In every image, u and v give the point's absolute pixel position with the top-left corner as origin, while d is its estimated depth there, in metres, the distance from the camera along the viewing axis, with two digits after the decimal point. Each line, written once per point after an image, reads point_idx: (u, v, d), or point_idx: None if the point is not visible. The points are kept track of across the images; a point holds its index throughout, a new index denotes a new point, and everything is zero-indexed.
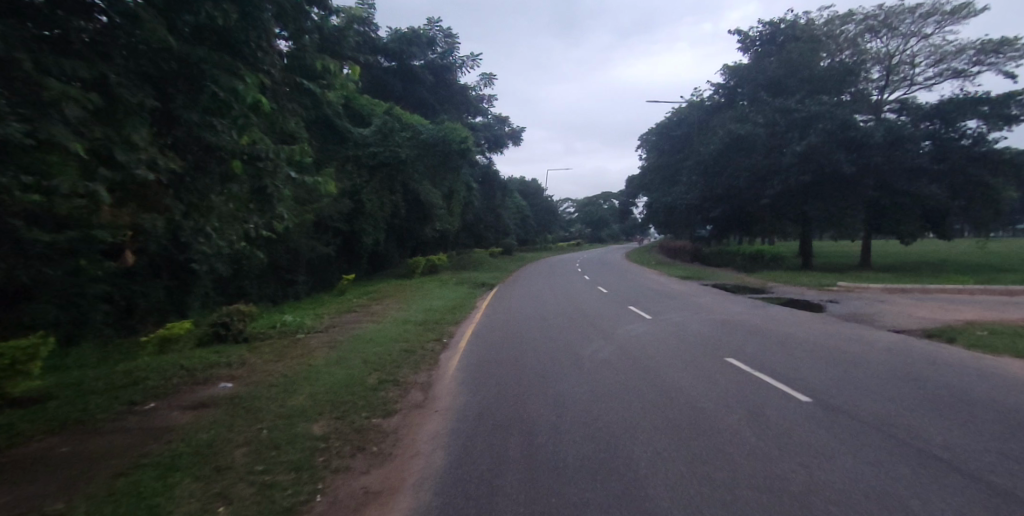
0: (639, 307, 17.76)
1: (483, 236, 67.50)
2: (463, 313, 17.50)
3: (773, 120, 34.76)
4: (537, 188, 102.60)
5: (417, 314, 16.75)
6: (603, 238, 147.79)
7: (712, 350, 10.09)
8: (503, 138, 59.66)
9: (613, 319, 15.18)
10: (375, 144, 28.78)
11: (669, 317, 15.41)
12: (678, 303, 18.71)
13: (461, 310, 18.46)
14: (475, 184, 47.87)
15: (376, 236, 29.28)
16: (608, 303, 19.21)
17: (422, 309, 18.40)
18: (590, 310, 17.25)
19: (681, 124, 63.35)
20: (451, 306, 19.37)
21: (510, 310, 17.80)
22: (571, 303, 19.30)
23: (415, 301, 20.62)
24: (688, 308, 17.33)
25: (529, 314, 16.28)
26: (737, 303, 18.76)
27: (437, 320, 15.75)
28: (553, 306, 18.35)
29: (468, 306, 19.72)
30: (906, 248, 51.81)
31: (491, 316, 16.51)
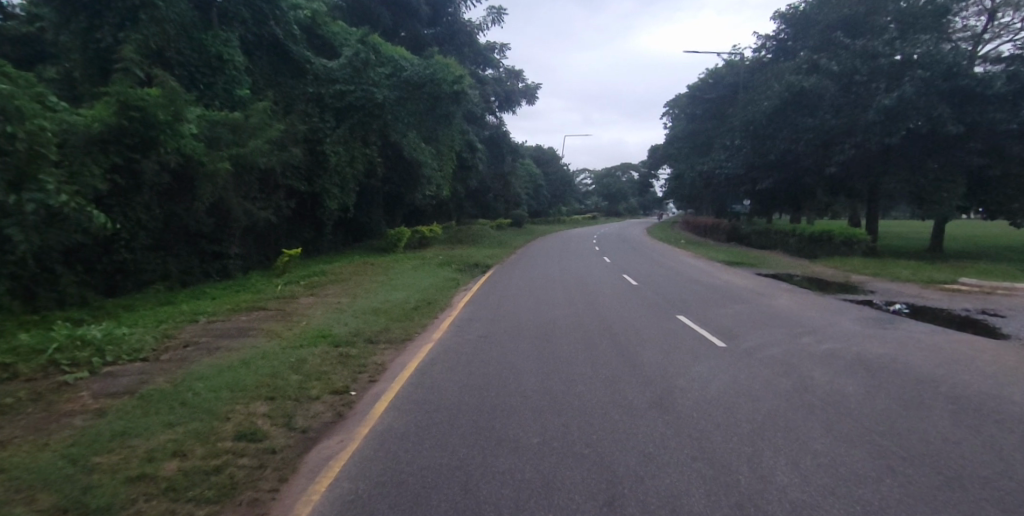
0: (690, 319, 11.74)
1: (489, 204, 61.40)
2: (421, 322, 11.52)
3: (850, 68, 29.05)
4: (552, 156, 95.95)
5: (341, 323, 10.81)
6: (620, 213, 140.56)
7: (981, 512, 3.83)
8: (515, 94, 53.15)
9: (660, 353, 9.04)
10: (343, 81, 23.12)
11: (753, 348, 9.20)
12: (748, 313, 12.50)
13: (426, 312, 12.62)
14: (479, 143, 41.93)
15: (345, 199, 23.45)
16: (641, 310, 13.05)
17: (366, 308, 12.60)
18: (616, 326, 11.11)
19: (717, 85, 56.41)
20: (414, 302, 13.64)
21: (495, 321, 11.77)
22: (586, 308, 13.21)
23: (370, 291, 14.96)
24: (770, 325, 11.14)
25: (522, 336, 10.22)
26: (832, 315, 12.65)
27: (371, 340, 9.75)
28: (560, 315, 12.23)
29: (437, 303, 13.94)
30: (971, 232, 45.40)
31: (462, 334, 10.48)
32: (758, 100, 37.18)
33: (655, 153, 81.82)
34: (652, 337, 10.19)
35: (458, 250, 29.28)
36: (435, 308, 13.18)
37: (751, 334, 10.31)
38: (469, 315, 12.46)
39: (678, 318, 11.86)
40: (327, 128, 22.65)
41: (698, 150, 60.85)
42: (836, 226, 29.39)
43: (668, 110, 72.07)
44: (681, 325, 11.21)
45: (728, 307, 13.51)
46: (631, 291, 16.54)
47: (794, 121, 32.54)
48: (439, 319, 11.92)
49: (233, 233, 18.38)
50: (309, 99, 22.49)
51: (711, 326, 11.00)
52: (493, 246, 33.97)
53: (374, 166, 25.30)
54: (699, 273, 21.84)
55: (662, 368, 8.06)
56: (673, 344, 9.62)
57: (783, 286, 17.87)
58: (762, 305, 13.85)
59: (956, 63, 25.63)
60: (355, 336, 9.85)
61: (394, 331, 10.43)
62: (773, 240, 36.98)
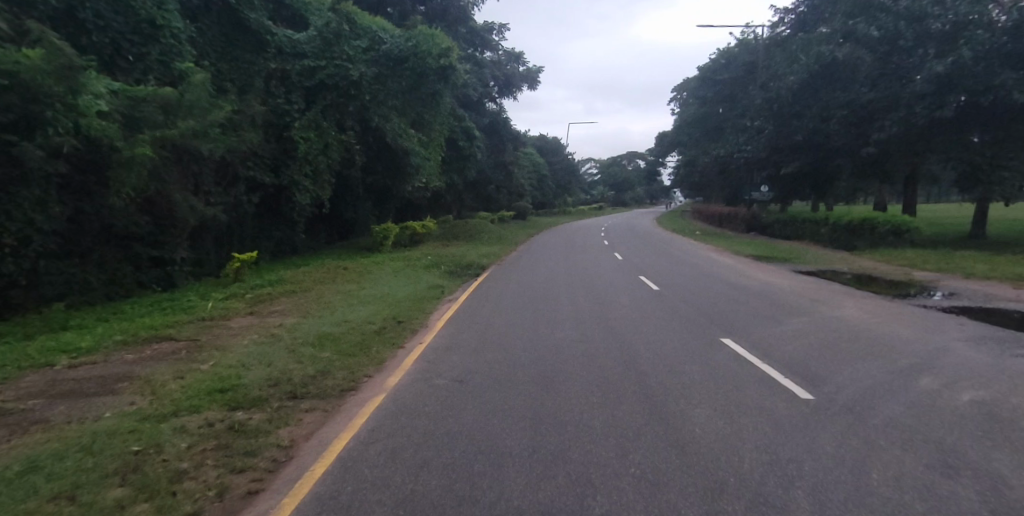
0: (744, 351, 8.63)
1: (491, 196, 58.45)
2: (376, 358, 8.32)
3: (892, 33, 29.16)
4: (557, 144, 92.95)
5: (260, 362, 7.62)
6: (626, 202, 137.06)
7: None
8: (516, 78, 50.08)
9: (730, 420, 5.79)
10: (312, 56, 20.33)
11: (862, 403, 6.05)
12: (821, 341, 9.27)
13: (388, 340, 9.45)
14: (477, 130, 39.22)
15: (319, 193, 20.55)
16: (676, 336, 9.81)
17: (311, 334, 9.41)
18: (648, 370, 7.88)
19: (730, 66, 53.55)
20: (377, 325, 10.48)
21: (479, 357, 8.56)
22: (603, 337, 9.97)
23: (325, 307, 11.85)
24: (863, 361, 7.94)
25: (514, 389, 7.00)
26: (927, 337, 9.59)
27: (293, 397, 6.54)
28: (568, 349, 9.01)
29: (407, 324, 10.78)
30: (1004, 219, 42.89)
31: (428, 382, 7.29)
32: (783, 76, 34.73)
33: (662, 140, 78.85)
34: (707, 390, 6.93)
35: (453, 249, 26.65)
36: (402, 334, 9.99)
37: (843, 377, 7.14)
38: (444, 346, 9.26)
39: (734, 352, 8.62)
40: (295, 111, 19.77)
41: (709, 136, 57.94)
42: (880, 214, 26.32)
43: (675, 96, 69.29)
44: (738, 363, 8.02)
45: (788, 330, 10.26)
46: (655, 302, 13.37)
47: (825, 97, 32.58)
48: (404, 354, 8.72)
49: (181, 233, 15.26)
50: (272, 77, 19.57)
51: (784, 366, 7.81)
52: (494, 243, 31.33)
53: (352, 155, 22.49)
54: (726, 272, 18.91)
55: (738, 458, 4.82)
56: (739, 403, 6.36)
57: (836, 292, 15.03)
58: (829, 325, 10.67)
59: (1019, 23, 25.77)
60: (270, 389, 6.63)
61: (330, 379, 7.22)
62: (799, 231, 33.90)
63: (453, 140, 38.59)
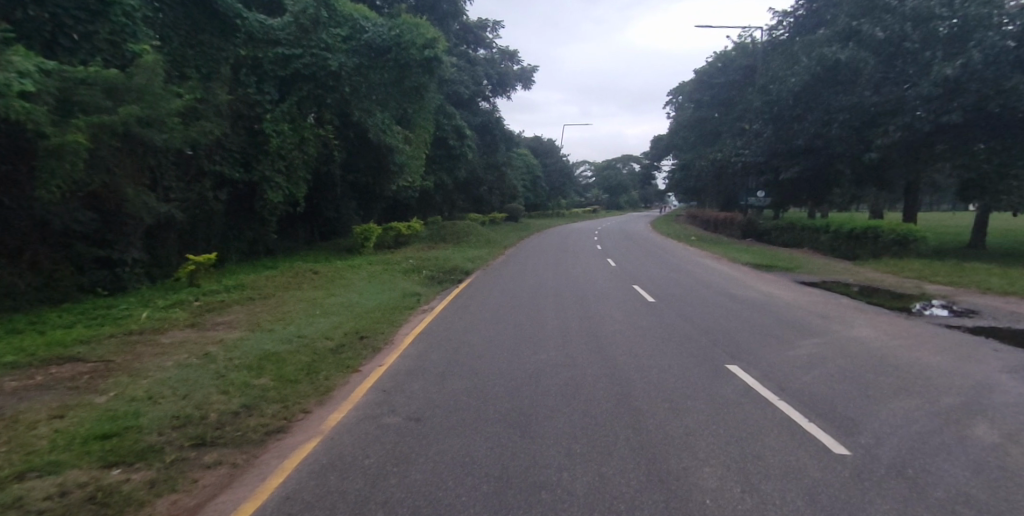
0: (769, 393, 7.24)
1: (482, 197, 57.16)
2: (321, 390, 6.67)
3: (899, 34, 28.20)
4: (551, 146, 92.01)
5: (173, 391, 5.79)
6: (620, 206, 136.41)
7: None
8: (510, 77, 48.88)
9: (752, 490, 4.45)
10: (286, 43, 18.79)
11: (920, 474, 4.74)
12: (848, 379, 7.92)
13: (339, 365, 7.84)
14: (469, 130, 37.91)
15: (293, 190, 19.26)
16: (684, 369, 8.30)
17: (251, 354, 7.71)
18: (657, 417, 6.31)
19: (727, 69, 52.79)
20: (332, 344, 8.90)
21: (447, 393, 6.99)
22: (600, 368, 8.35)
23: (277, 319, 10.30)
24: (902, 412, 6.63)
25: (486, 438, 5.56)
26: (966, 375, 8.33)
27: (200, 443, 4.69)
28: (559, 385, 7.41)
29: (366, 344, 9.21)
30: (1002, 230, 42.36)
31: (378, 426, 5.73)
32: (784, 79, 33.69)
33: (657, 144, 78.07)
34: (734, 447, 5.41)
35: (438, 252, 25.41)
36: (359, 357, 8.41)
37: (886, 436, 5.80)
38: (405, 375, 7.70)
39: (755, 395, 7.17)
40: (267, 102, 18.52)
41: (704, 140, 57.00)
42: (884, 222, 25.23)
43: (670, 99, 68.33)
44: (757, 408, 6.67)
45: (809, 361, 8.83)
46: (653, 318, 11.96)
47: (827, 100, 31.50)
48: (357, 384, 7.10)
49: (135, 230, 13.88)
50: (243, 64, 18.24)
51: (816, 417, 6.41)
52: (482, 246, 30.08)
53: (330, 150, 21.22)
54: (725, 283, 17.65)
55: None
56: (767, 465, 4.95)
57: (846, 308, 13.98)
58: (851, 354, 9.34)
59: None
60: (173, 431, 4.80)
61: (256, 417, 5.47)
62: (797, 238, 32.84)
63: (442, 138, 37.24)
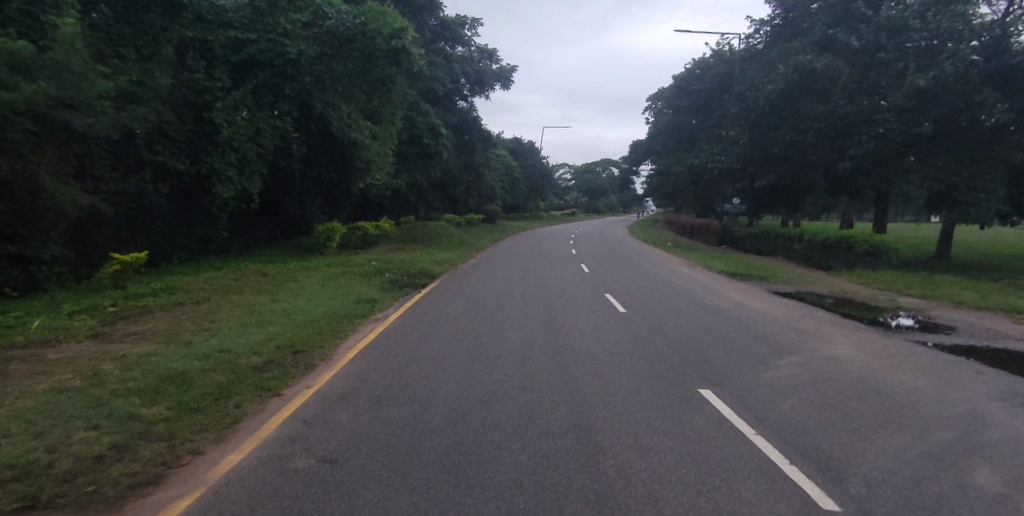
0: (746, 425, 6.41)
1: (458, 197, 56.15)
2: (225, 422, 5.63)
3: (873, 44, 28.00)
4: (531, 148, 91.49)
5: (24, 428, 4.70)
6: (598, 209, 136.60)
7: None
8: (488, 76, 47.95)
9: None
10: (240, 27, 17.87)
11: None
12: (832, 407, 7.13)
13: (258, 388, 6.80)
14: (444, 128, 36.54)
15: (245, 183, 18.36)
16: (652, 396, 7.44)
17: (153, 374, 6.63)
18: (620, 459, 5.39)
19: (705, 75, 52.72)
20: (257, 362, 7.82)
21: (378, 425, 6.00)
22: (559, 394, 7.42)
23: (202, 329, 9.17)
24: (889, 449, 5.85)
25: (410, 489, 4.55)
26: (954, 402, 7.59)
27: (31, 506, 3.63)
28: (510, 416, 6.46)
29: (298, 361, 8.16)
30: (973, 242, 42.67)
31: (281, 471, 4.70)
32: (760, 86, 33.37)
33: (636, 149, 77.90)
34: (707, 501, 4.51)
35: (404, 253, 24.29)
36: (285, 377, 7.36)
37: (880, 483, 4.98)
38: (335, 400, 6.68)
39: (729, 428, 6.33)
40: (218, 88, 17.37)
41: (682, 146, 56.81)
42: (857, 232, 24.87)
43: (650, 105, 68.06)
44: (734, 446, 5.80)
45: (787, 385, 8.07)
46: (622, 333, 11.13)
47: (802, 109, 31.21)
48: (273, 413, 6.06)
49: (54, 226, 12.58)
50: (190, 48, 17.12)
51: (799, 457, 5.58)
52: (452, 248, 29.04)
53: (288, 143, 20.36)
54: (699, 293, 16.96)
55: None
56: None
57: (823, 322, 13.33)
58: (831, 375, 8.61)
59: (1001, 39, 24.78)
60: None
61: (122, 464, 4.39)
62: (772, 246, 32.50)
63: (416, 136, 36.09)
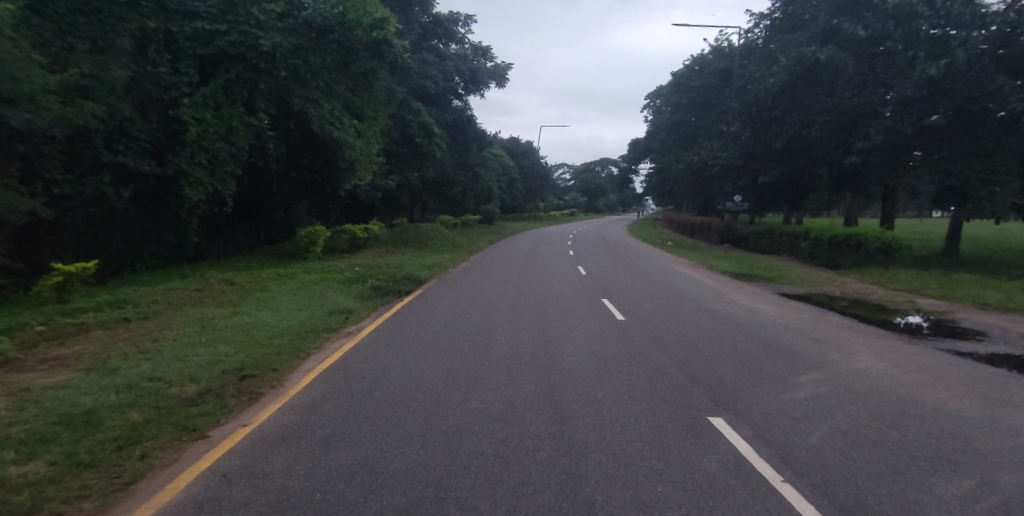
0: (769, 466, 5.23)
1: (454, 198, 54.97)
2: (117, 479, 4.45)
3: (880, 33, 26.78)
4: (529, 148, 90.31)
5: None
6: (598, 209, 135.38)
7: None
8: (483, 74, 46.78)
9: None
10: (209, 18, 16.90)
11: None
12: (863, 438, 6.01)
13: (181, 427, 5.63)
14: (436, 127, 35.37)
15: (216, 186, 17.17)
16: (656, 428, 6.26)
17: (49, 415, 5.46)
18: None
19: (704, 71, 51.57)
20: (191, 392, 6.65)
21: (313, 478, 4.80)
22: (547, 428, 6.26)
23: (139, 352, 8.02)
24: (952, 497, 4.63)
25: None
26: (1012, 428, 6.34)
27: None
28: (482, 461, 5.26)
29: (242, 390, 6.96)
30: (983, 237, 41.40)
31: None
32: (762, 79, 32.26)
33: (636, 147, 76.72)
34: None
35: (392, 258, 23.05)
36: (219, 412, 6.17)
37: None
38: (272, 443, 5.49)
39: (746, 469, 5.18)
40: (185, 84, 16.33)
41: (681, 143, 55.68)
42: (868, 229, 23.65)
43: (649, 102, 66.94)
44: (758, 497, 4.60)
45: (807, 408, 6.94)
46: (620, 346, 9.95)
47: (805, 102, 30.07)
48: (186, 464, 4.87)
49: None
50: (154, 40, 16.06)
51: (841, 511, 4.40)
52: (445, 251, 27.84)
53: (264, 142, 19.25)
54: (703, 298, 15.80)
55: None
56: None
57: (840, 328, 12.16)
58: (859, 395, 7.44)
59: (1015, 25, 23.61)
60: None
61: None
62: (776, 245, 31.32)
63: (408, 135, 34.95)
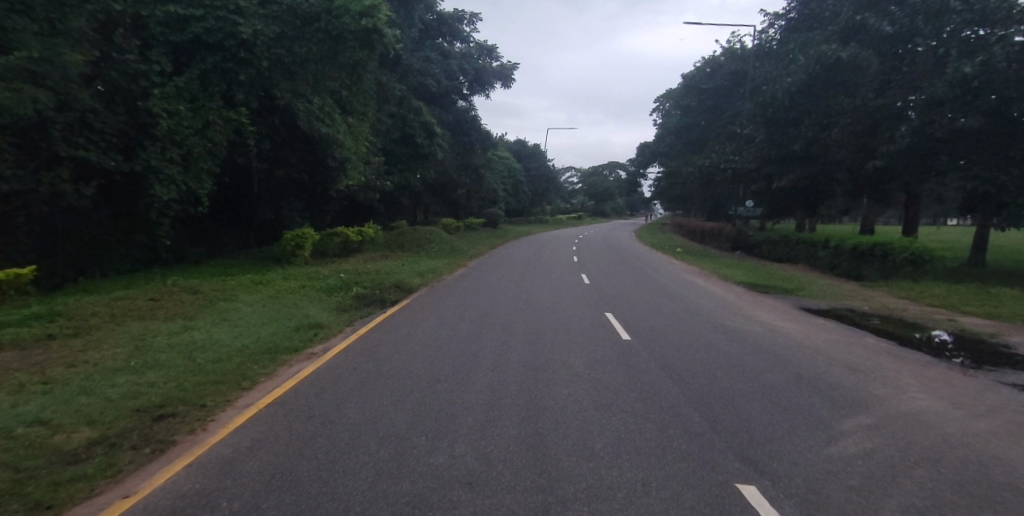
0: None
1: (457, 200, 53.58)
2: None
3: (908, 30, 25.21)
4: (536, 150, 88.87)
5: None
6: (605, 213, 133.61)
7: None
8: (488, 74, 45.41)
9: None
10: (184, 3, 15.65)
11: None
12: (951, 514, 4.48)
13: (32, 498, 4.14)
14: (438, 127, 34.05)
15: (189, 183, 15.93)
16: (680, 502, 4.68)
17: None
18: None
19: (716, 72, 50.01)
20: (76, 443, 5.17)
21: None
22: (530, 499, 4.71)
23: (38, 387, 6.54)
24: None
25: None
26: None
27: None
28: None
29: (147, 438, 5.49)
30: (1009, 248, 39.56)
31: None
32: (778, 79, 30.73)
33: (644, 151, 75.20)
34: None
35: (383, 263, 21.70)
36: (100, 471, 4.68)
37: None
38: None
39: None
40: (156, 74, 15.22)
41: (691, 147, 54.07)
42: (895, 237, 22.02)
43: (657, 105, 65.39)
44: None
45: (863, 461, 5.41)
46: (626, 376, 8.42)
47: (825, 103, 28.51)
48: None
49: None
50: (121, 26, 14.87)
51: None
52: (441, 256, 26.44)
53: (246, 138, 18.00)
54: (719, 313, 14.24)
55: None
56: None
57: (877, 353, 10.67)
58: (926, 445, 5.93)
59: None
60: None
61: None
62: (792, 253, 29.72)
63: (408, 135, 33.64)
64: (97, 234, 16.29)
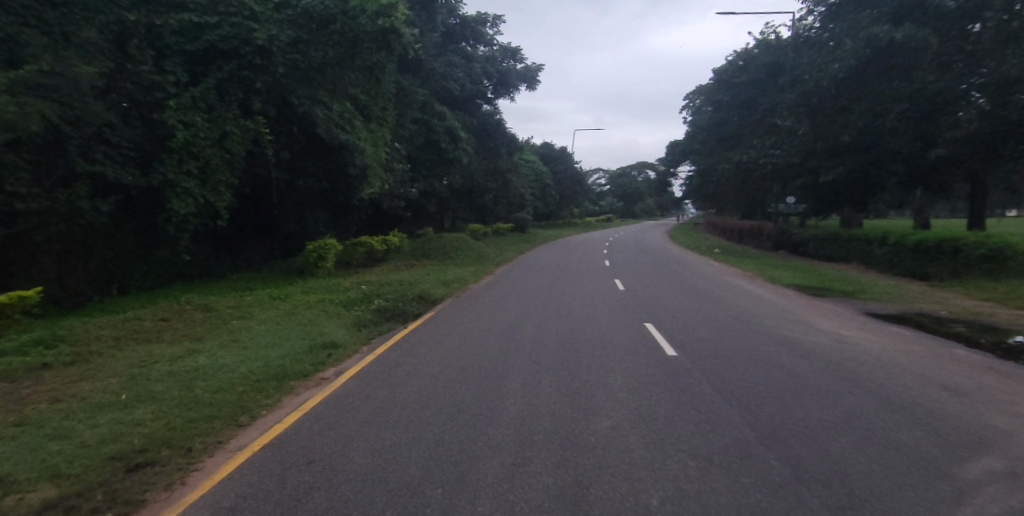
0: None
1: (484, 206, 52.66)
2: None
3: (966, 6, 23.28)
4: (563, 152, 87.54)
5: None
6: (636, 214, 131.28)
7: None
8: (512, 76, 44.47)
9: None
10: (197, 10, 15.14)
11: None
12: None
13: None
14: (462, 131, 33.19)
15: (208, 196, 15.41)
16: None
17: None
18: None
19: (749, 65, 48.02)
20: (28, 507, 4.30)
21: None
22: None
23: (9, 433, 5.73)
24: None
25: None
26: None
27: None
28: None
29: (116, 496, 4.59)
30: None
31: None
32: (821, 68, 28.92)
33: (675, 149, 73.20)
34: None
35: (410, 273, 20.89)
36: None
37: None
38: None
39: None
40: (170, 84, 14.74)
41: (724, 143, 52.12)
42: (964, 231, 20.19)
43: (687, 102, 63.45)
44: None
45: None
46: (679, 402, 7.25)
47: (874, 90, 26.66)
48: None
49: None
50: (134, 37, 14.42)
51: None
52: (470, 264, 25.55)
53: (265, 148, 17.44)
54: (772, 321, 12.89)
55: None
56: None
57: (969, 365, 9.25)
58: None
59: None
60: None
61: None
62: (844, 251, 27.87)
63: (432, 141, 32.90)
64: (117, 251, 15.90)
